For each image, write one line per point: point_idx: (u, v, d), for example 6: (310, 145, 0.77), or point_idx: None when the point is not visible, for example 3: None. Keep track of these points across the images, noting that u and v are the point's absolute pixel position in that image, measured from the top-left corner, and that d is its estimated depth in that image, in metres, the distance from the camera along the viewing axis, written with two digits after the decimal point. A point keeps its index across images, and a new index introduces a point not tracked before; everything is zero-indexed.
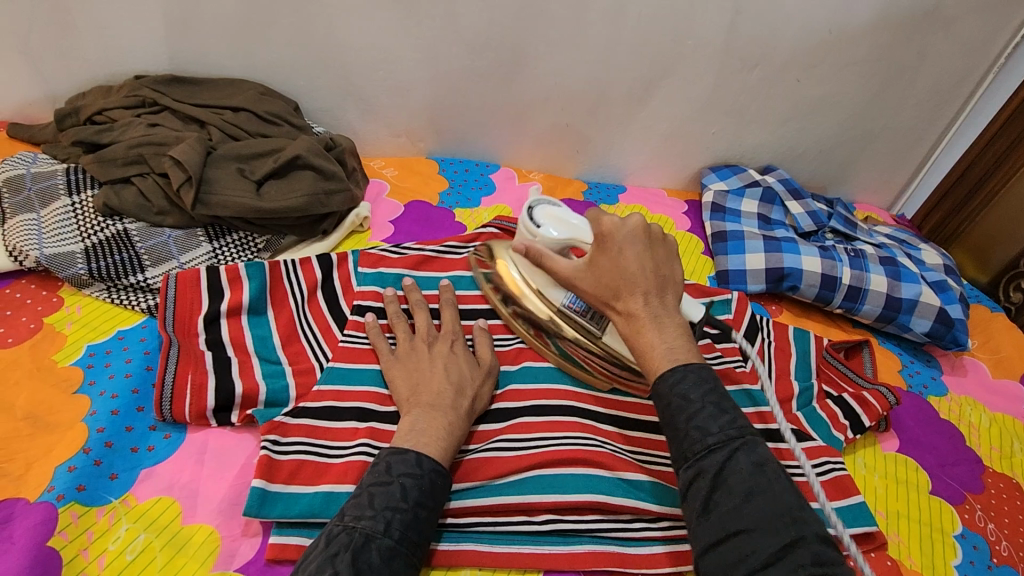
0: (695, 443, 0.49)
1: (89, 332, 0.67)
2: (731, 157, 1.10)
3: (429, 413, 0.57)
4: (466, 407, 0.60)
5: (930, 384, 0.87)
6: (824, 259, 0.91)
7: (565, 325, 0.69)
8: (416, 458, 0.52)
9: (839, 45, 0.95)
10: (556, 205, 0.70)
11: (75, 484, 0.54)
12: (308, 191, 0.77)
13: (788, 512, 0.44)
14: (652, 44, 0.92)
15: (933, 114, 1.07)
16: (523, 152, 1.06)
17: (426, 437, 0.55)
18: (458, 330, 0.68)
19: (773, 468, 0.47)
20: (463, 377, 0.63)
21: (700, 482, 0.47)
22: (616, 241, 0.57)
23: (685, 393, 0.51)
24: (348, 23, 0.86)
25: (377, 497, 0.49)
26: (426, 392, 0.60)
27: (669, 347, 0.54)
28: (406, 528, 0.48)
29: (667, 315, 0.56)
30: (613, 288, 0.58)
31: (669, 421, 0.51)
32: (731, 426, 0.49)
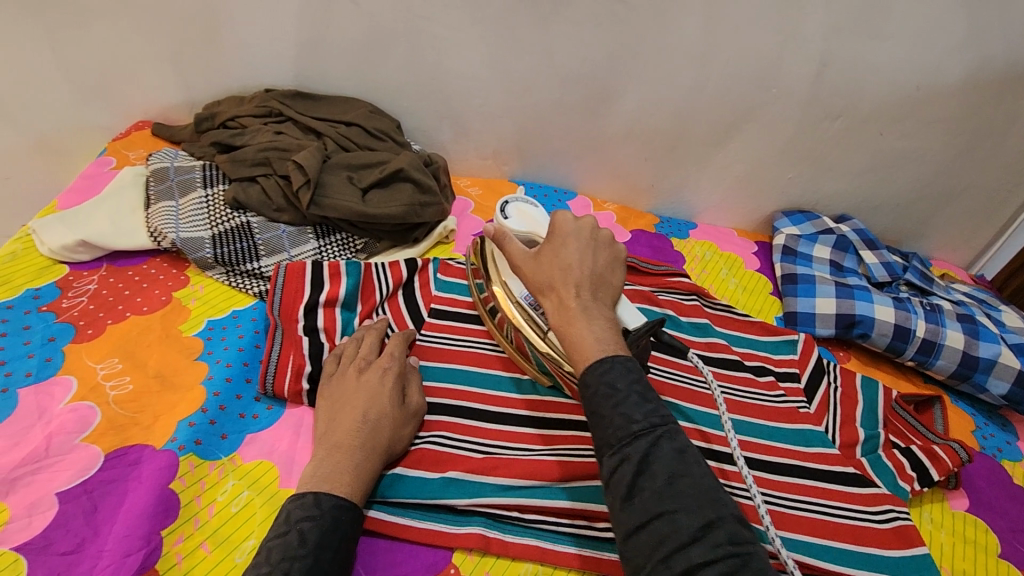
0: (619, 430, 0.49)
1: (209, 309, 0.75)
2: (805, 203, 1.12)
3: (333, 454, 0.57)
4: (382, 445, 0.60)
5: (1005, 448, 0.84)
6: (898, 310, 0.91)
7: (517, 315, 0.70)
8: (314, 499, 0.53)
9: (927, 102, 0.96)
10: (532, 205, 0.76)
11: (193, 438, 0.61)
12: (407, 201, 0.85)
13: (706, 494, 0.45)
14: (736, 90, 0.96)
15: (1022, 177, 1.05)
16: (599, 182, 1.11)
17: (331, 477, 0.55)
18: (396, 357, 0.68)
19: (693, 454, 0.47)
20: (384, 413, 0.62)
21: (625, 468, 0.47)
22: (562, 234, 0.62)
23: (612, 382, 0.51)
24: (455, 54, 0.95)
25: (272, 552, 0.48)
26: (338, 432, 0.59)
27: (597, 337, 0.55)
28: (307, 574, 0.47)
29: (596, 307, 0.57)
30: (551, 276, 0.60)
31: (594, 409, 0.51)
32: (654, 414, 0.49)
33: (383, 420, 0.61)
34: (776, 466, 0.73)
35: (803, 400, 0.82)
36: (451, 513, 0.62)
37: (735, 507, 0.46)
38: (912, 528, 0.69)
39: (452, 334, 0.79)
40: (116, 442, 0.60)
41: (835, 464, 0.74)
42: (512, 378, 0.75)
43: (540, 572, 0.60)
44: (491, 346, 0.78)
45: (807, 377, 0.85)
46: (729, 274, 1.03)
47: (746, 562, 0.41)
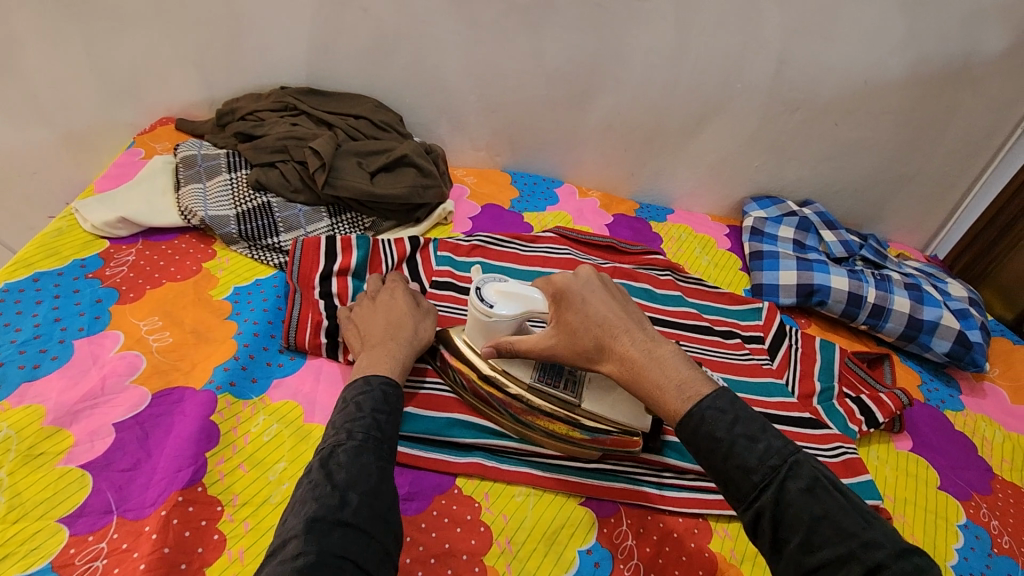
0: (745, 484, 0.49)
1: (235, 277, 0.84)
2: (772, 189, 1.23)
3: (371, 351, 0.68)
4: (410, 338, 0.72)
5: (948, 399, 0.95)
6: (852, 280, 1.01)
7: (539, 400, 0.68)
8: (364, 377, 0.63)
9: (875, 95, 1.08)
10: (504, 279, 0.68)
11: (229, 380, 0.70)
12: (410, 183, 0.95)
13: (855, 532, 0.45)
14: (705, 85, 1.07)
15: (965, 163, 1.16)
16: (584, 172, 1.22)
17: (373, 364, 0.66)
18: (397, 280, 0.81)
19: (825, 486, 0.47)
20: (403, 317, 0.74)
21: (763, 524, 0.48)
22: (576, 293, 0.61)
23: (712, 433, 0.50)
24: (453, 54, 1.05)
25: (337, 421, 0.57)
26: (371, 338, 0.70)
27: (678, 383, 0.54)
28: (368, 430, 0.56)
29: (659, 347, 0.57)
30: (595, 338, 0.59)
31: (709, 465, 0.50)
32: (771, 455, 0.48)
33: (403, 321, 0.73)
34: None
35: (766, 357, 0.92)
36: (455, 447, 0.71)
37: (889, 533, 0.46)
38: (858, 460, 0.78)
39: (452, 301, 0.87)
40: (161, 384, 0.68)
41: (793, 410, 0.84)
42: None
43: (532, 494, 0.69)
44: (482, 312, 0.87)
45: (770, 339, 0.95)
46: (703, 252, 1.14)
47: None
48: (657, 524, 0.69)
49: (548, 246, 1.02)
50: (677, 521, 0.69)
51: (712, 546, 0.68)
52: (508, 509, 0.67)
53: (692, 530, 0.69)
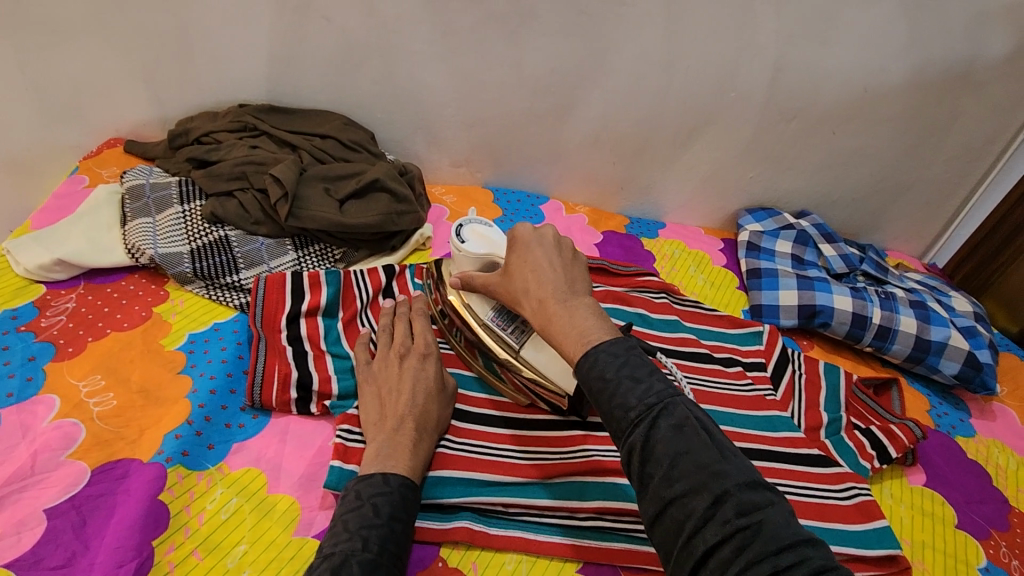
0: (621, 421, 0.48)
1: (190, 322, 0.76)
2: (767, 200, 1.17)
3: (391, 438, 0.62)
4: (430, 427, 0.65)
5: (958, 425, 0.90)
6: (855, 299, 0.96)
7: (486, 338, 0.73)
8: (382, 478, 0.57)
9: (874, 101, 1.02)
10: (487, 225, 0.78)
11: (180, 450, 0.62)
12: (384, 211, 0.87)
13: (712, 467, 0.44)
14: (697, 95, 1.01)
15: (965, 169, 1.11)
16: (570, 187, 1.15)
17: (392, 460, 0.59)
18: (431, 344, 0.72)
19: (694, 426, 0.46)
20: (429, 397, 0.67)
21: (633, 459, 0.47)
22: (526, 244, 0.64)
23: (603, 373, 0.50)
24: (426, 67, 0.98)
25: (349, 522, 0.53)
26: (393, 417, 0.64)
27: (579, 328, 0.54)
28: (383, 541, 0.52)
29: (576, 301, 0.57)
30: (525, 284, 0.62)
31: (597, 404, 0.50)
32: (649, 395, 0.48)
33: (430, 402, 0.66)
34: (745, 451, 0.76)
35: (769, 387, 0.86)
36: (439, 511, 0.65)
37: (745, 470, 0.45)
38: (873, 503, 0.73)
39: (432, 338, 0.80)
40: (102, 457, 0.60)
41: (802, 447, 0.78)
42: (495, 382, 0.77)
43: (524, 562, 0.63)
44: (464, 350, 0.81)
45: (773, 366, 0.90)
46: (698, 270, 1.08)
47: (759, 531, 0.41)
48: None
49: None
50: None
51: None
52: None
53: None
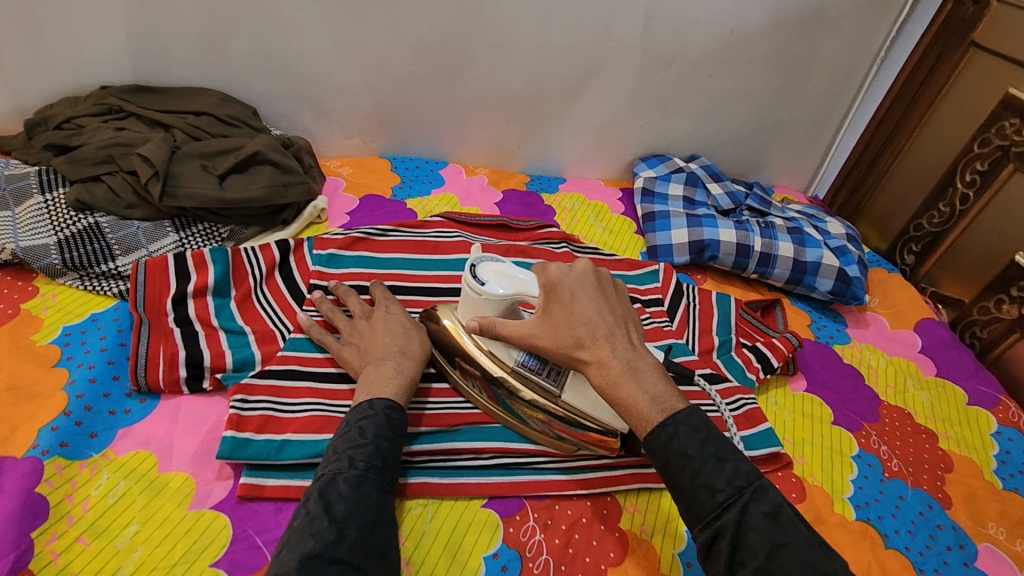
0: (706, 502, 0.48)
1: (64, 315, 0.72)
2: (658, 147, 1.22)
3: (377, 366, 0.64)
4: (414, 352, 0.67)
5: (835, 334, 0.98)
6: (738, 231, 1.02)
7: (519, 384, 0.66)
8: (368, 402, 0.58)
9: (741, 43, 1.08)
10: (501, 261, 0.68)
11: (58, 441, 0.60)
12: (269, 183, 0.85)
13: (815, 564, 0.45)
14: (577, 46, 1.04)
15: (833, 104, 1.19)
16: (468, 149, 1.16)
17: (380, 384, 0.62)
18: (388, 295, 0.76)
19: (787, 516, 0.47)
20: (405, 327, 0.70)
21: (720, 544, 0.47)
22: (567, 287, 0.58)
23: (683, 449, 0.50)
24: (300, 35, 0.95)
25: (338, 445, 0.54)
26: (377, 352, 0.66)
27: (653, 396, 0.53)
28: (371, 459, 0.54)
29: (640, 357, 0.55)
30: (574, 334, 0.56)
31: (673, 481, 0.50)
32: (736, 476, 0.49)
33: (407, 330, 0.70)
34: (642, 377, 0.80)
35: (666, 319, 0.91)
36: None
37: (846, 568, 0.45)
38: (756, 410, 0.79)
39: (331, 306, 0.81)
40: None
41: (693, 367, 0.83)
42: None
43: (429, 505, 0.64)
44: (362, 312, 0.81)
45: (670, 300, 0.95)
46: (597, 219, 1.12)
47: None
48: (565, 512, 0.66)
49: (437, 230, 0.97)
50: (585, 505, 0.67)
51: (621, 525, 0.66)
52: (405, 527, 0.62)
53: (600, 511, 0.67)
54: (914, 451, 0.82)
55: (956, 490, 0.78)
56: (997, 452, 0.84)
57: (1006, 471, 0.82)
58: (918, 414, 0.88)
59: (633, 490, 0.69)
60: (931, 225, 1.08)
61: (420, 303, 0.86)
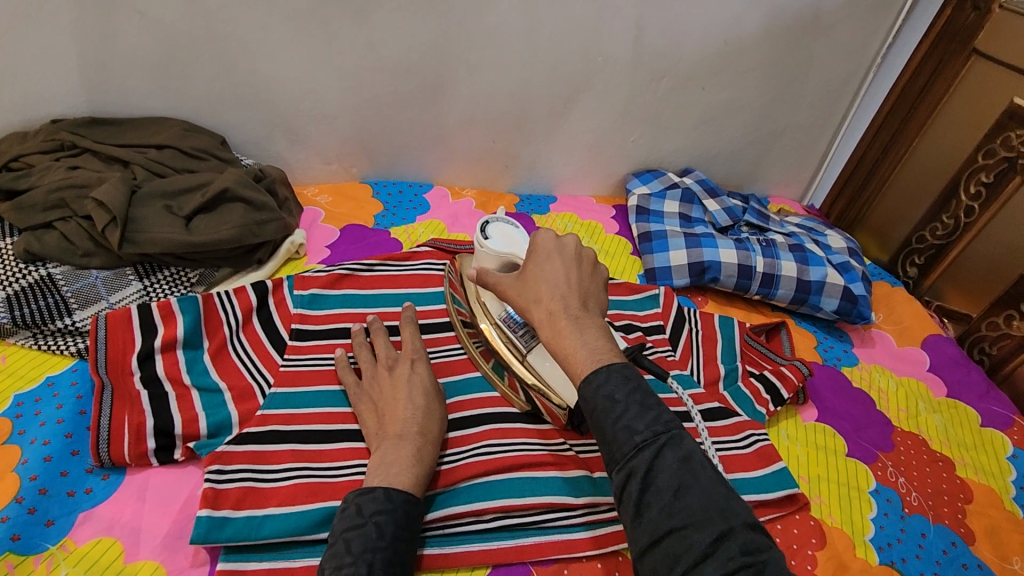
0: (623, 444, 0.47)
1: (16, 381, 0.66)
2: (651, 162, 1.17)
3: (396, 445, 0.60)
4: (435, 430, 0.64)
5: (843, 356, 0.95)
6: (739, 251, 0.98)
7: (496, 337, 0.72)
8: (385, 493, 0.56)
9: (734, 54, 1.04)
10: (513, 225, 0.71)
11: (8, 534, 0.54)
12: (240, 222, 0.79)
13: (719, 504, 0.43)
14: (565, 62, 0.99)
15: (827, 112, 1.16)
16: (453, 170, 1.10)
17: (395, 469, 0.58)
18: (419, 348, 0.72)
19: (699, 461, 0.46)
20: (429, 398, 0.66)
21: (630, 485, 0.45)
22: (542, 251, 0.58)
23: (610, 393, 0.48)
24: (270, 57, 0.89)
25: (353, 543, 0.51)
26: (394, 425, 0.62)
27: (590, 348, 0.51)
28: (388, 565, 0.51)
29: (589, 318, 0.53)
30: (533, 293, 0.56)
31: (599, 426, 0.48)
32: (656, 422, 0.47)
33: (430, 403, 0.66)
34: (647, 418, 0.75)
35: (669, 348, 0.86)
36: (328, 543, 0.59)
37: (747, 511, 0.44)
38: (770, 447, 0.75)
39: (313, 353, 0.75)
40: None
41: (702, 401, 0.79)
42: None
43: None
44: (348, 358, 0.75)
45: (672, 327, 0.90)
46: (591, 241, 1.07)
47: (761, 569, 0.40)
48: None
49: (425, 261, 0.91)
50: (596, 566, 0.63)
51: None
52: None
53: (612, 572, 0.63)
54: (933, 482, 0.78)
55: (978, 522, 0.75)
56: (1014, 477, 0.81)
57: None
58: (933, 439, 0.84)
59: None
60: (933, 237, 1.05)
61: None
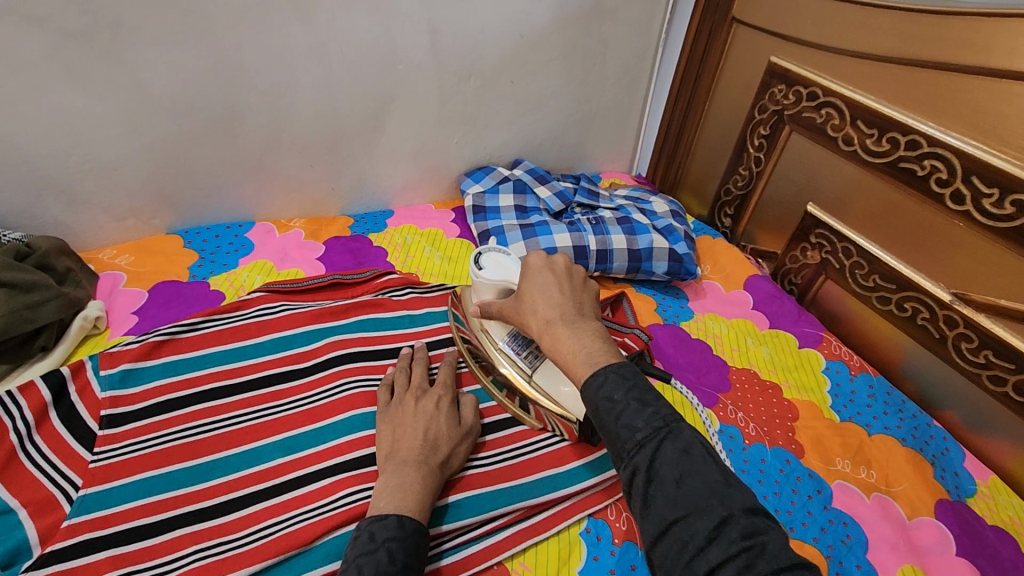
0: (626, 441, 0.47)
1: None
2: (480, 159, 1.19)
3: (402, 469, 0.62)
4: (443, 465, 0.65)
5: (680, 312, 1.02)
6: (572, 233, 1.02)
7: (501, 359, 0.77)
8: (398, 521, 0.55)
9: (533, 46, 1.07)
10: (504, 254, 0.78)
11: None
12: (5, 309, 0.69)
13: (720, 493, 0.43)
14: (366, 74, 0.96)
15: (631, 87, 1.24)
16: (275, 202, 1.04)
17: (401, 494, 0.59)
18: (447, 384, 0.75)
19: (700, 450, 0.45)
20: (443, 433, 0.68)
21: (636, 480, 0.45)
22: (534, 273, 0.65)
23: (609, 394, 0.49)
24: (13, 114, 0.77)
25: (364, 566, 0.50)
26: (407, 452, 0.64)
27: (587, 351, 0.54)
28: None
29: (582, 322, 0.58)
30: (533, 307, 0.62)
31: (599, 422, 0.49)
32: (655, 418, 0.47)
33: (444, 438, 0.67)
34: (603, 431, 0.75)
35: None
36: None
37: (748, 498, 0.43)
38: None
39: (128, 441, 0.67)
40: None
41: None
42: (229, 456, 0.68)
43: None
44: (176, 437, 0.69)
45: None
46: (433, 249, 1.06)
47: (765, 551, 0.39)
48: None
49: (258, 308, 0.85)
50: None
51: None
52: None
53: None
54: (766, 409, 0.87)
55: (806, 436, 0.84)
56: (830, 386, 0.92)
57: (840, 403, 0.90)
58: (763, 370, 0.94)
59: (519, 549, 0.65)
60: (737, 188, 1.16)
61: (253, 400, 0.74)
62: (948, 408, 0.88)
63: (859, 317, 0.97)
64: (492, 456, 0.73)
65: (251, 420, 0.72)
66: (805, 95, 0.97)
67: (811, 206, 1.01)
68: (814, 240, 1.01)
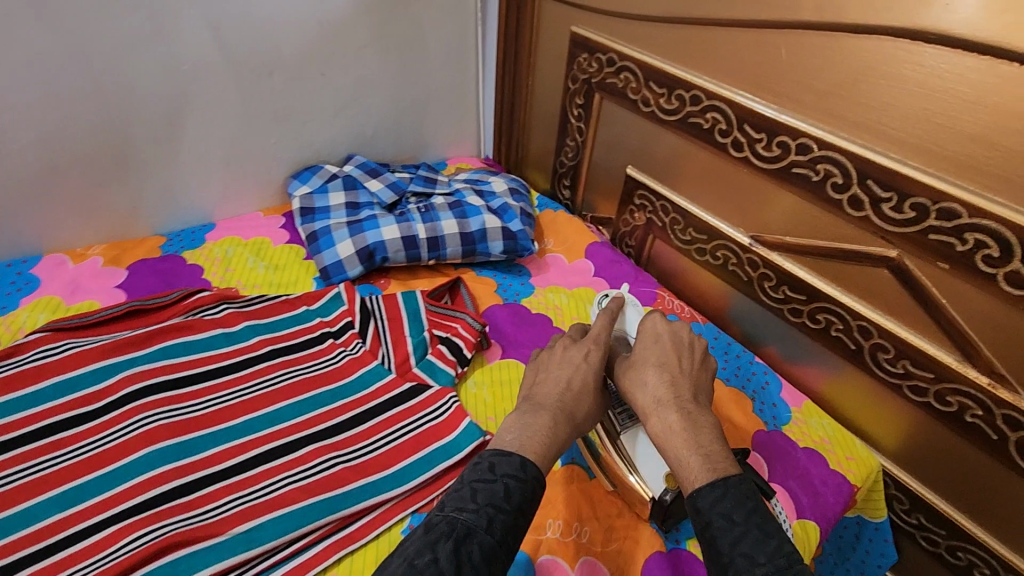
0: (742, 572, 0.47)
1: None
2: (307, 158, 1.12)
3: (534, 411, 0.60)
4: (579, 415, 0.62)
5: (520, 289, 1.02)
6: (401, 224, 1.00)
7: None
8: (521, 462, 0.54)
9: (337, 34, 1.02)
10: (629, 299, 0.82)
11: None
12: None
13: None
14: (143, 80, 0.88)
15: (460, 68, 1.22)
16: (67, 229, 0.94)
17: (528, 434, 0.57)
18: (602, 338, 0.70)
19: None
20: (586, 386, 0.64)
21: None
22: (654, 335, 0.68)
23: (727, 513, 0.50)
24: None
25: (479, 494, 0.51)
26: (545, 395, 0.62)
27: (704, 452, 0.56)
28: (506, 531, 0.49)
29: (700, 414, 0.60)
30: (644, 376, 0.64)
31: (710, 542, 0.50)
32: (779, 555, 0.47)
33: (587, 389, 0.64)
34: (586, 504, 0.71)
35: (359, 341, 0.86)
36: None
37: None
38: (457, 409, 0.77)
39: None
40: None
41: (390, 389, 0.80)
42: None
43: None
44: None
45: (356, 323, 0.88)
46: (257, 259, 1.00)
47: None
48: None
49: (36, 351, 0.76)
50: None
51: None
52: None
53: None
54: None
55: None
56: None
57: None
58: None
59: (331, 562, 0.63)
60: (568, 159, 1.18)
61: (23, 456, 0.66)
62: (768, 345, 0.93)
63: (688, 270, 1.01)
64: (305, 470, 0.69)
65: (20, 479, 0.64)
66: (605, 61, 1.00)
67: (630, 168, 1.03)
68: (638, 202, 1.04)
